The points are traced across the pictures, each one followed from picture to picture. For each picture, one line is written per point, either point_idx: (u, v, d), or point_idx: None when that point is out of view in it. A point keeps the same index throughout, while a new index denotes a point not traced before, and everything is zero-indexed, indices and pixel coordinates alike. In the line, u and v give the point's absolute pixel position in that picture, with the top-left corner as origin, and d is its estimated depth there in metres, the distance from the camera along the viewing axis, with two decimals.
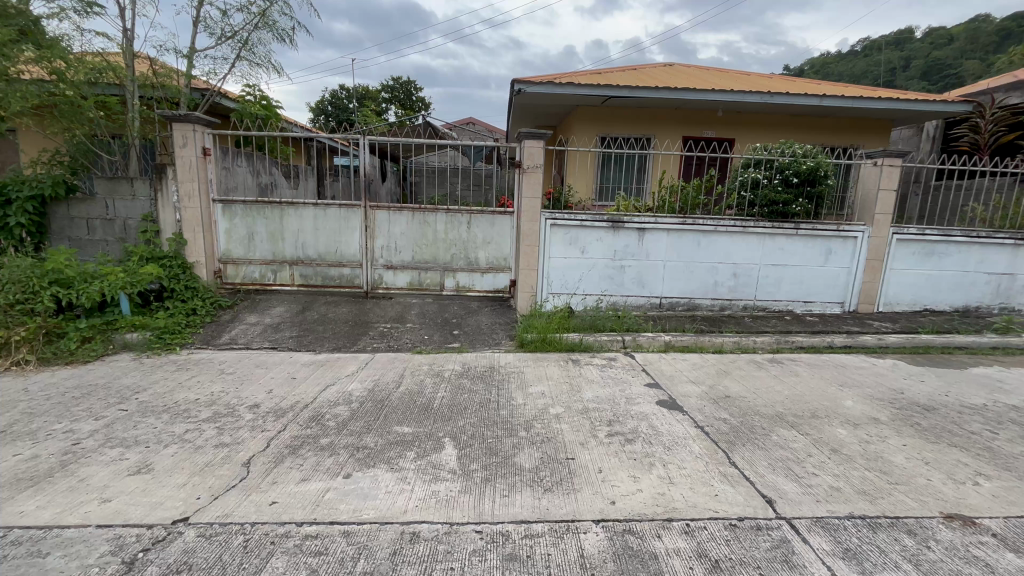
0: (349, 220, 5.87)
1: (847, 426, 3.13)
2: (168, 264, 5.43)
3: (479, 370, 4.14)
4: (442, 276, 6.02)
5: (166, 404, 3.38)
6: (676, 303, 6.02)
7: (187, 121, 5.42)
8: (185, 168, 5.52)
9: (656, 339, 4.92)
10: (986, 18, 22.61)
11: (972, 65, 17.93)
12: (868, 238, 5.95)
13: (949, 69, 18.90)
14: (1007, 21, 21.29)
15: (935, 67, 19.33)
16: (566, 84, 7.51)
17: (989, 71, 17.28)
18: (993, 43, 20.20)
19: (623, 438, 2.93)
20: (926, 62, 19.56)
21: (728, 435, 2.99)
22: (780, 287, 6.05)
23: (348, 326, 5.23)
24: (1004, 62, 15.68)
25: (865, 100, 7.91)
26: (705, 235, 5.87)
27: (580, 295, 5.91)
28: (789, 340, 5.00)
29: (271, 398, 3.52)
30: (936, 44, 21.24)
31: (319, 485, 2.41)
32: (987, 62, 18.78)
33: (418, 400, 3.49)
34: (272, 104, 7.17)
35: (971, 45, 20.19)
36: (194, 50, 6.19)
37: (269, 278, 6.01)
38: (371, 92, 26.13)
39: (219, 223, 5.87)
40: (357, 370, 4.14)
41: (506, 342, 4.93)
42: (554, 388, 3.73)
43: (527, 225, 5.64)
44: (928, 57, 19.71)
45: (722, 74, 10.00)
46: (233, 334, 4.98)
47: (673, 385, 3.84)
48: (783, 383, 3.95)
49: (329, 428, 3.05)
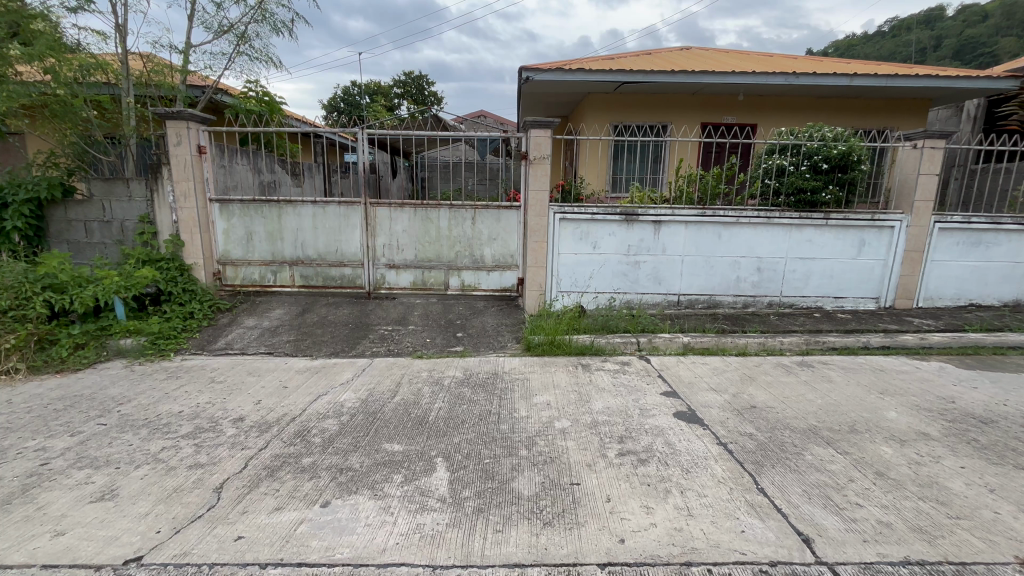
0: (350, 217, 5.63)
1: (892, 443, 2.76)
2: (165, 267, 5.28)
3: (481, 377, 3.86)
4: (446, 275, 5.76)
5: (148, 417, 3.19)
6: (696, 300, 5.65)
7: (180, 119, 5.24)
8: (180, 167, 5.35)
9: (674, 341, 4.57)
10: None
11: (1007, 43, 16.88)
12: (906, 228, 5.47)
13: (983, 48, 17.77)
14: None
15: (968, 46, 18.21)
16: (575, 70, 7.14)
17: None
18: None
19: (636, 458, 2.62)
20: (958, 41, 18.49)
21: (754, 454, 2.65)
22: (808, 281, 5.63)
23: (348, 328, 5.01)
24: None
25: (901, 78, 7.35)
26: (726, 227, 5.47)
27: (592, 294, 5.59)
28: (820, 341, 4.59)
29: (257, 411, 3.30)
30: (970, 22, 20.13)
31: (292, 516, 2.17)
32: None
33: (412, 413, 3.23)
34: (274, 99, 6.98)
35: (1008, 22, 18.95)
36: (189, 45, 6.01)
37: (269, 279, 5.83)
38: (383, 90, 26.16)
39: (217, 223, 5.71)
40: (352, 378, 3.91)
41: (513, 345, 4.64)
42: (560, 398, 3.43)
43: (535, 220, 5.34)
44: (960, 36, 18.61)
45: (742, 56, 9.47)
46: (230, 339, 4.80)
47: (692, 394, 3.50)
48: (815, 390, 3.57)
49: (313, 445, 2.81)
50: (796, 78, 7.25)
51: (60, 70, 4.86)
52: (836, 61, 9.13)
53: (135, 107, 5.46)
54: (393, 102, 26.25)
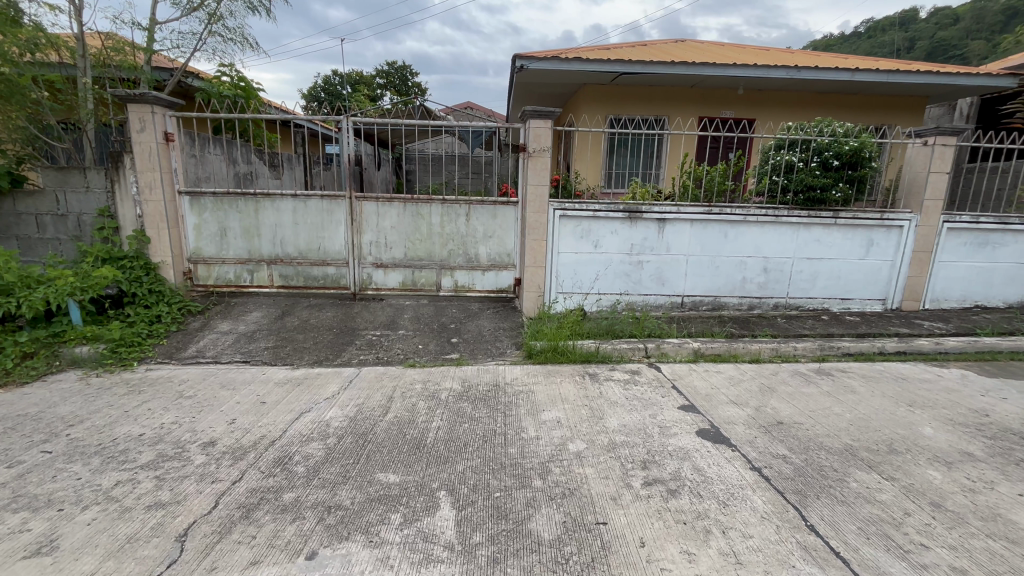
0: (333, 213, 5.22)
1: (937, 466, 2.54)
2: (128, 266, 4.81)
3: (481, 390, 3.52)
4: (439, 275, 5.40)
5: (101, 443, 2.77)
6: (700, 302, 5.41)
7: (144, 101, 4.73)
8: (144, 156, 4.85)
9: (683, 347, 4.30)
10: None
11: (978, 45, 17.19)
12: (915, 228, 5.31)
13: (954, 49, 17.96)
14: None
15: (940, 48, 18.50)
16: (572, 60, 6.80)
17: (995, 51, 16.56)
18: (1001, 22, 19.27)
19: (664, 489, 2.34)
20: (931, 43, 18.78)
21: (794, 482, 2.39)
22: (815, 283, 5.44)
23: (333, 333, 4.62)
24: (1011, 43, 15.00)
25: (902, 74, 7.21)
26: (733, 227, 5.23)
27: (594, 296, 5.30)
28: (834, 346, 4.38)
29: (230, 433, 2.91)
30: (943, 24, 20.47)
31: (271, 574, 1.81)
32: (996, 40, 17.96)
33: (407, 435, 2.88)
34: (250, 85, 6.45)
35: (980, 24, 19.23)
36: (154, 22, 5.48)
37: (245, 279, 5.39)
38: (364, 80, 25.47)
39: (186, 218, 5.23)
40: (338, 392, 3.53)
41: (513, 352, 4.31)
42: (570, 415, 3.11)
43: (533, 217, 5.00)
44: (933, 38, 18.91)
45: (739, 49, 9.24)
46: (202, 346, 4.36)
47: (712, 408, 3.23)
48: (841, 403, 3.33)
49: (296, 477, 2.45)
50: (798, 72, 7.05)
51: (4, 46, 4.28)
52: (832, 56, 8.99)
53: (95, 90, 4.89)
54: (375, 93, 25.52)
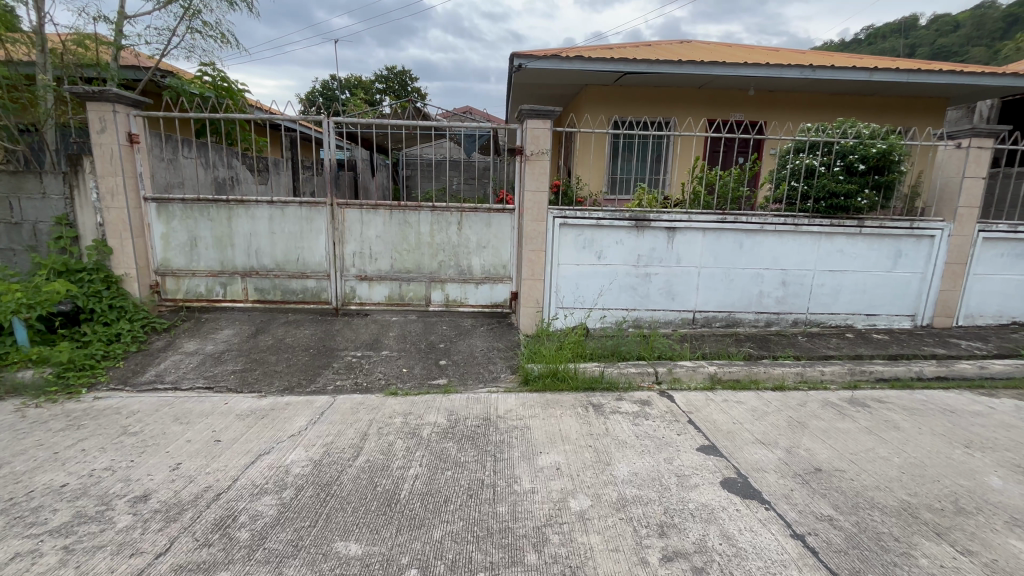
0: (313, 221, 4.80)
1: (1020, 533, 2.08)
2: (86, 279, 4.37)
3: (469, 427, 3.05)
4: (428, 288, 4.97)
5: (11, 499, 2.32)
6: (713, 318, 4.96)
7: (104, 100, 4.32)
8: (105, 159, 4.43)
9: (697, 372, 3.85)
10: (993, 2, 21.45)
11: (978, 52, 16.86)
12: (947, 237, 4.87)
13: (955, 55, 17.59)
14: (1013, 7, 20.15)
15: (940, 55, 18.15)
16: (573, 59, 6.40)
17: (996, 58, 16.22)
18: (1000, 30, 18.97)
19: (687, 567, 1.88)
20: (931, 50, 18.45)
21: (850, 558, 1.93)
22: (837, 297, 4.99)
23: (309, 354, 4.18)
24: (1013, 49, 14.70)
25: (923, 74, 6.79)
26: (749, 236, 4.79)
27: (598, 312, 4.85)
28: (866, 370, 3.92)
29: (169, 483, 2.46)
30: (943, 31, 20.18)
31: None
32: (995, 47, 17.64)
33: (378, 487, 2.43)
34: (232, 85, 6.05)
35: (980, 32, 18.99)
36: (123, 16, 5.09)
37: (217, 293, 4.96)
38: (362, 85, 25.20)
39: (153, 227, 4.80)
40: (305, 428, 3.08)
41: (507, 377, 3.85)
42: (572, 460, 2.65)
43: (531, 225, 4.57)
44: (933, 45, 18.62)
45: (749, 48, 8.84)
46: (162, 369, 3.92)
47: (736, 450, 2.78)
48: (886, 443, 2.87)
49: (235, 549, 2.00)
50: (813, 72, 6.63)
51: None
52: (845, 55, 8.58)
53: (56, 88, 4.51)
54: (374, 98, 25.27)
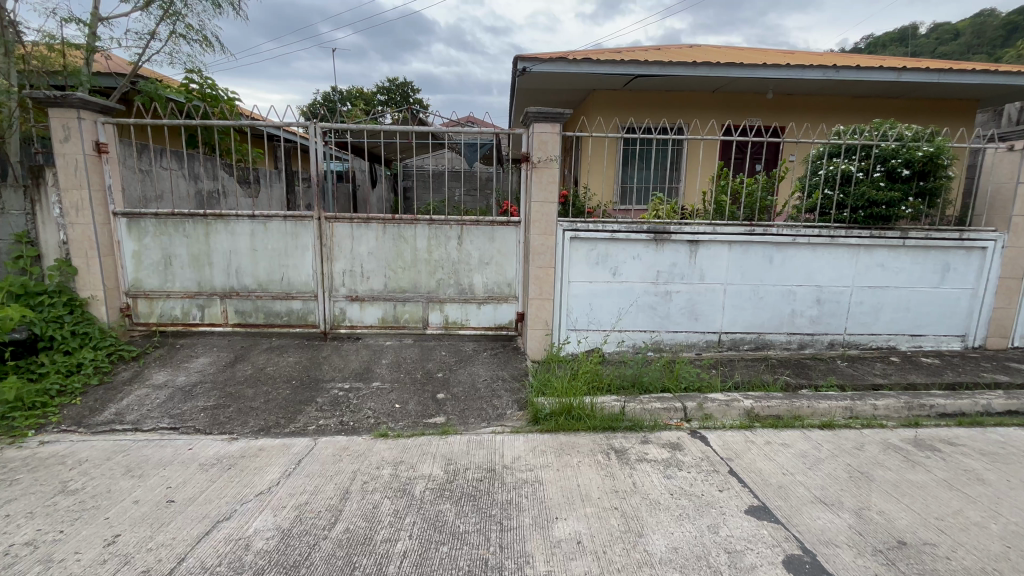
0: (298, 237, 4.37)
1: None
2: (47, 304, 3.94)
3: (470, 482, 2.58)
4: (426, 309, 4.52)
5: None
6: (741, 341, 4.47)
7: (68, 105, 3.92)
8: (69, 171, 4.03)
9: (732, 407, 3.36)
10: (993, 10, 21.26)
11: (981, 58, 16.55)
12: (1001, 249, 4.39)
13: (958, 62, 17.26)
14: (1014, 14, 19.90)
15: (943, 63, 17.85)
16: (581, 61, 6.00)
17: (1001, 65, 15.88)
18: (1002, 38, 18.73)
19: None
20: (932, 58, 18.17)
21: None
22: (878, 316, 4.49)
23: (292, 387, 3.71)
24: None
25: (955, 74, 6.35)
26: (779, 249, 4.32)
27: (615, 336, 4.39)
28: (925, 404, 3.42)
29: (97, 566, 1.99)
30: (945, 39, 19.91)
31: None
32: (997, 54, 17.34)
33: (356, 569, 1.96)
34: (218, 91, 5.70)
35: (981, 40, 18.80)
36: (99, 18, 4.76)
37: (193, 316, 4.53)
38: (364, 97, 25.13)
39: (124, 245, 4.38)
40: (277, 482, 2.61)
41: (514, 414, 3.37)
42: (595, 530, 2.16)
43: (538, 240, 4.11)
44: (935, 53, 18.32)
45: (765, 51, 8.42)
46: (123, 407, 3.45)
47: (795, 513, 2.29)
48: (974, 502, 2.37)
49: None
50: (837, 73, 6.20)
51: None
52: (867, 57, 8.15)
53: (18, 95, 4.12)
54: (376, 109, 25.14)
